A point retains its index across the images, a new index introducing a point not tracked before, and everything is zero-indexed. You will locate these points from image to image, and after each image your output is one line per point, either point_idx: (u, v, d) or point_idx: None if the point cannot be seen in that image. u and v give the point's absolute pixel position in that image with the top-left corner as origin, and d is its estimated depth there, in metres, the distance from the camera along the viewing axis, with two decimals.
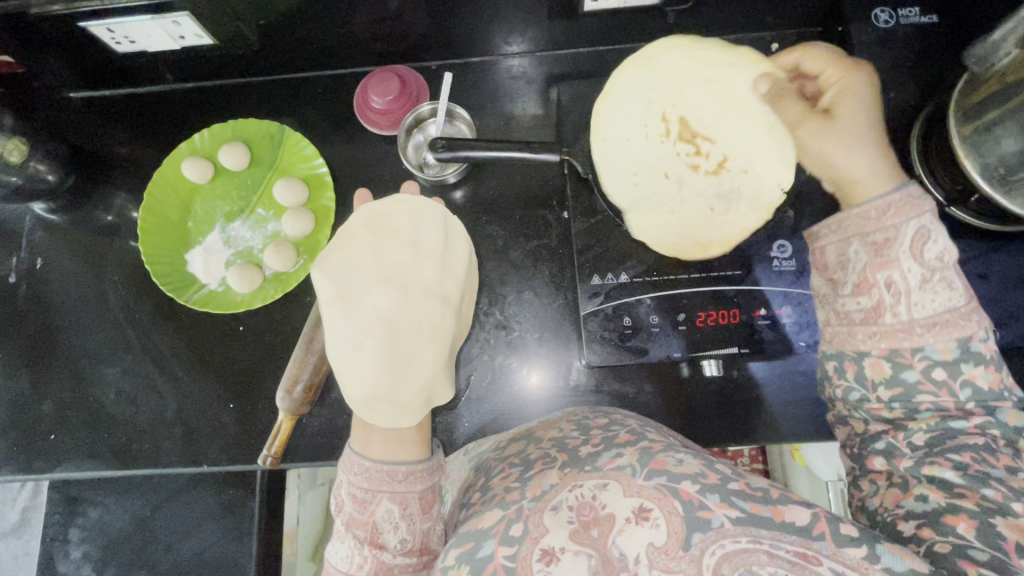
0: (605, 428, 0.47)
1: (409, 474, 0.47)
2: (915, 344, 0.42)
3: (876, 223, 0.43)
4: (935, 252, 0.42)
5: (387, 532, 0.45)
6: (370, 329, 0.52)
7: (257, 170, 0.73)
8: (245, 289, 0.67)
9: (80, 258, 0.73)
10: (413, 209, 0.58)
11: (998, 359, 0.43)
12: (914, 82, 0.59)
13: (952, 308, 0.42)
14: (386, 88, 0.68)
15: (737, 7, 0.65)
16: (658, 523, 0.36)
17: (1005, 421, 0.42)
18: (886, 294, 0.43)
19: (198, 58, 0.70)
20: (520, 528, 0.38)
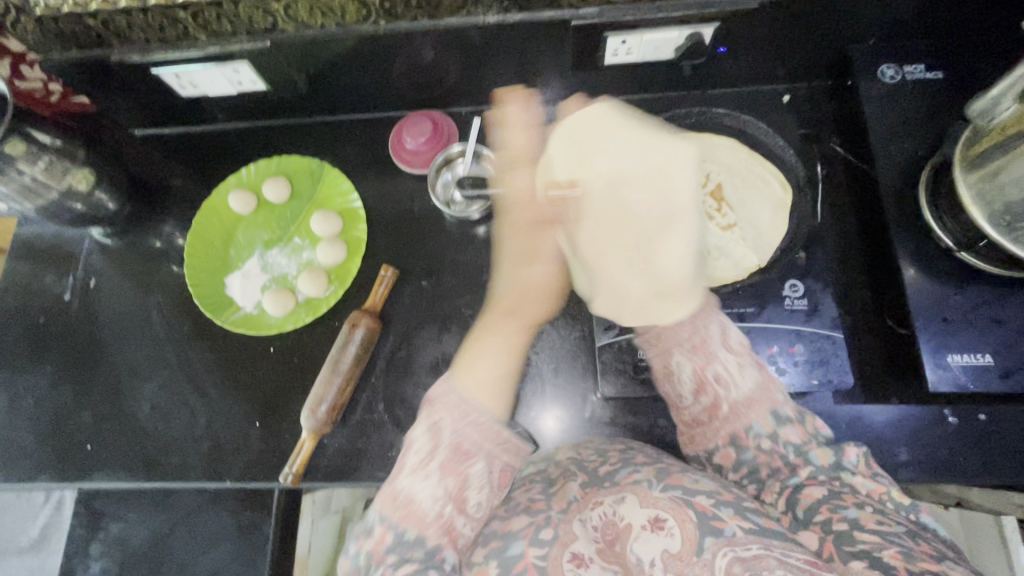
0: (623, 450, 0.54)
1: (445, 420, 0.47)
2: (747, 424, 0.54)
3: (691, 331, 0.58)
4: (736, 340, 0.57)
5: (422, 507, 0.46)
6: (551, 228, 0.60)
7: (296, 203, 0.78)
8: (278, 312, 0.71)
9: (129, 278, 0.79)
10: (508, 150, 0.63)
11: (801, 416, 0.54)
12: (921, 133, 0.62)
13: (757, 386, 0.55)
14: (419, 130, 0.75)
15: (748, 62, 0.69)
16: (673, 532, 0.43)
17: (821, 462, 0.52)
18: (716, 388, 0.55)
19: (251, 101, 0.78)
20: (550, 532, 0.45)
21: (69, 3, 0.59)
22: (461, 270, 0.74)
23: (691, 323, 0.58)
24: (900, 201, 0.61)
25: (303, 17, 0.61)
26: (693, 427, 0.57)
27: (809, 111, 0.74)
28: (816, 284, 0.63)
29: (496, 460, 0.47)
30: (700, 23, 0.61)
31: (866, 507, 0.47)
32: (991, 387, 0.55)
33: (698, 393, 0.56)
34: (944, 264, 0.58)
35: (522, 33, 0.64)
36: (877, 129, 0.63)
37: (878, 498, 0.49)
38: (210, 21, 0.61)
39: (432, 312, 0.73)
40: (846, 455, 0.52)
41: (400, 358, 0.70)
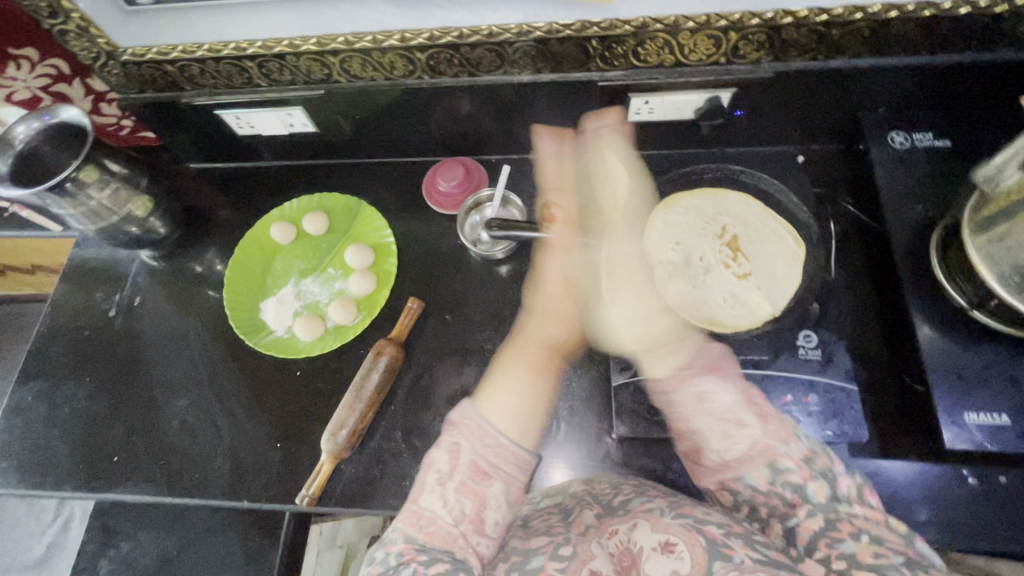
0: (637, 487, 0.56)
1: (466, 442, 0.53)
2: (735, 474, 0.52)
3: (676, 382, 0.59)
4: (732, 392, 0.57)
5: (446, 523, 0.50)
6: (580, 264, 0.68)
7: (333, 236, 0.84)
8: (309, 337, 0.75)
9: (171, 299, 0.83)
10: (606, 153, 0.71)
11: (807, 459, 0.52)
12: (932, 197, 0.64)
13: (754, 440, 0.53)
14: (452, 174, 0.81)
15: (762, 125, 0.74)
16: (683, 555, 0.43)
17: (817, 497, 0.49)
18: (698, 438, 0.56)
19: (299, 142, 0.85)
20: (570, 550, 0.47)
21: (152, 52, 0.66)
22: (483, 306, 0.77)
23: (677, 374, 0.60)
24: (912, 260, 0.62)
25: (355, 71, 0.69)
26: (690, 462, 0.57)
27: (822, 172, 0.77)
28: (830, 336, 0.65)
29: (515, 479, 0.53)
30: (717, 88, 0.66)
31: (862, 537, 0.47)
32: (1010, 448, 0.55)
33: (680, 438, 0.58)
34: (957, 323, 0.59)
35: (552, 92, 0.70)
36: (887, 191, 0.66)
37: (877, 524, 0.48)
38: (272, 71, 0.69)
39: (453, 346, 0.75)
40: (840, 487, 0.50)
41: (420, 388, 0.73)
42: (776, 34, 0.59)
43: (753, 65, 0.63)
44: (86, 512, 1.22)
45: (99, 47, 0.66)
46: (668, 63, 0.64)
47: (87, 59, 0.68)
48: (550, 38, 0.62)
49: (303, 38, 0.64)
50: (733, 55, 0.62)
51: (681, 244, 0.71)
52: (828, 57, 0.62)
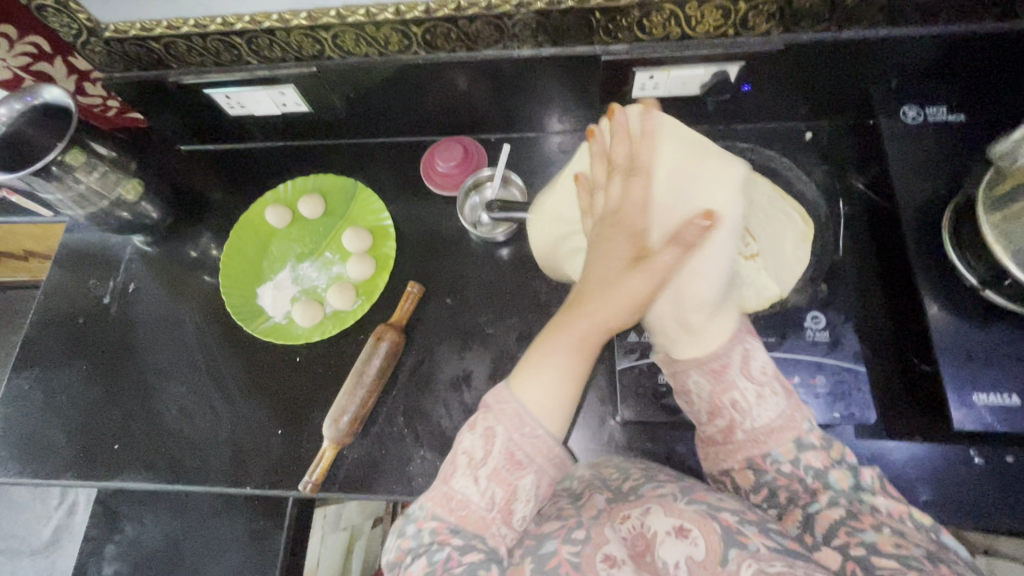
0: (644, 470, 0.56)
1: (501, 426, 0.48)
2: (762, 452, 0.52)
3: (717, 355, 0.54)
4: (758, 365, 0.54)
5: (479, 508, 0.47)
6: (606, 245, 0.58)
7: (330, 219, 0.82)
8: (307, 322, 0.73)
9: (166, 286, 0.82)
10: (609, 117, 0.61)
11: (827, 441, 0.52)
12: (945, 173, 0.63)
13: (781, 415, 0.52)
14: (451, 154, 0.79)
15: (771, 100, 0.72)
16: (697, 541, 0.43)
17: (840, 484, 0.50)
18: (732, 413, 0.53)
19: (292, 123, 0.82)
20: (583, 534, 0.47)
21: (136, 28, 0.64)
22: (484, 289, 0.76)
23: (716, 346, 0.55)
24: (923, 239, 0.61)
25: (349, 46, 0.66)
26: (709, 445, 0.56)
27: (830, 148, 0.76)
28: (838, 317, 0.64)
29: (547, 472, 0.48)
30: (725, 61, 0.63)
31: (884, 530, 0.46)
32: (1018, 428, 0.54)
33: (713, 416, 0.54)
34: (969, 301, 0.58)
35: (553, 67, 0.67)
36: (900, 168, 0.64)
37: (900, 518, 0.48)
38: (263, 47, 0.67)
39: (455, 330, 0.74)
40: (863, 476, 0.51)
41: (422, 372, 0.72)
42: (787, 4, 0.57)
43: (763, 37, 0.61)
44: (91, 498, 1.22)
45: (80, 23, 0.63)
46: (674, 36, 0.62)
47: (68, 36, 0.65)
48: (552, 10, 0.59)
49: (293, 12, 0.62)
50: (742, 26, 0.60)
51: None
52: (841, 28, 0.60)
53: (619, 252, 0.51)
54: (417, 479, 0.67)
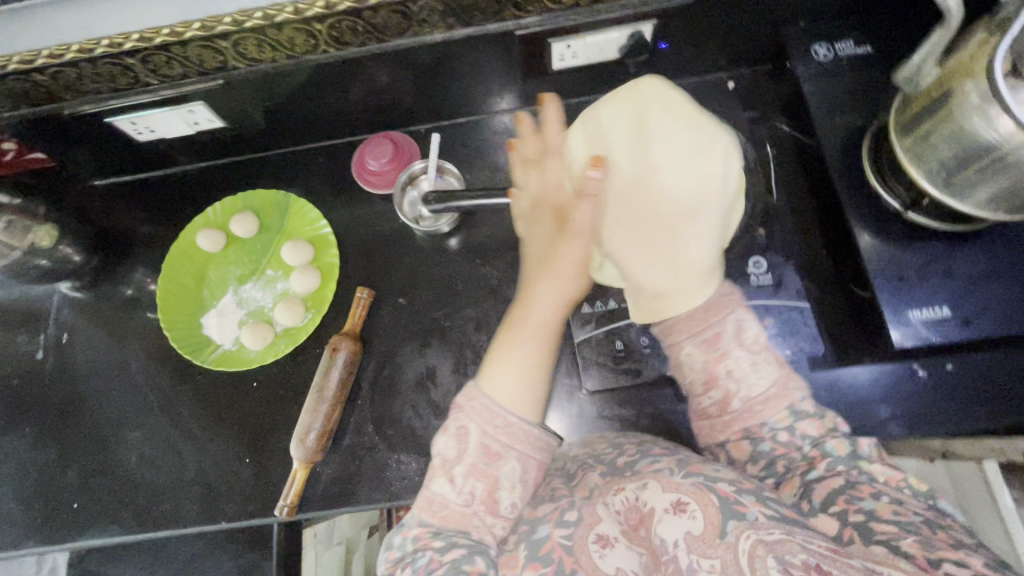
0: (638, 442, 0.55)
1: (472, 424, 0.50)
2: (760, 421, 0.54)
3: (708, 321, 0.59)
4: (751, 335, 0.58)
5: (457, 506, 0.48)
6: (650, 197, 0.57)
7: (266, 236, 0.79)
8: (258, 345, 0.71)
9: (103, 330, 0.78)
10: (631, 88, 0.61)
11: (819, 414, 0.54)
12: (859, 104, 0.65)
13: (774, 384, 0.55)
14: (381, 151, 0.76)
15: (689, 53, 0.72)
16: (695, 514, 0.42)
17: (837, 451, 0.51)
18: (728, 384, 0.56)
19: (210, 140, 0.78)
20: (575, 515, 0.47)
21: (14, 61, 0.58)
22: (435, 283, 0.75)
23: (701, 316, 0.59)
24: (845, 171, 0.63)
25: (252, 53, 0.63)
26: (705, 419, 0.58)
27: (752, 96, 0.77)
28: (777, 259, 0.68)
29: (530, 460, 0.50)
30: (637, 21, 0.63)
31: (883, 497, 0.45)
32: (951, 338, 0.57)
33: (709, 387, 0.57)
34: (895, 226, 0.61)
35: (468, 47, 0.66)
36: (817, 105, 0.66)
37: (898, 486, 0.47)
38: (161, 65, 0.62)
39: (412, 329, 0.73)
40: (862, 445, 0.51)
41: (384, 376, 0.71)
42: None
43: None
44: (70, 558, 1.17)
45: None
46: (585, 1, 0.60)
47: None
48: None
49: (185, 23, 0.57)
50: None
51: None
52: None
53: (546, 230, 0.57)
54: (396, 483, 0.67)
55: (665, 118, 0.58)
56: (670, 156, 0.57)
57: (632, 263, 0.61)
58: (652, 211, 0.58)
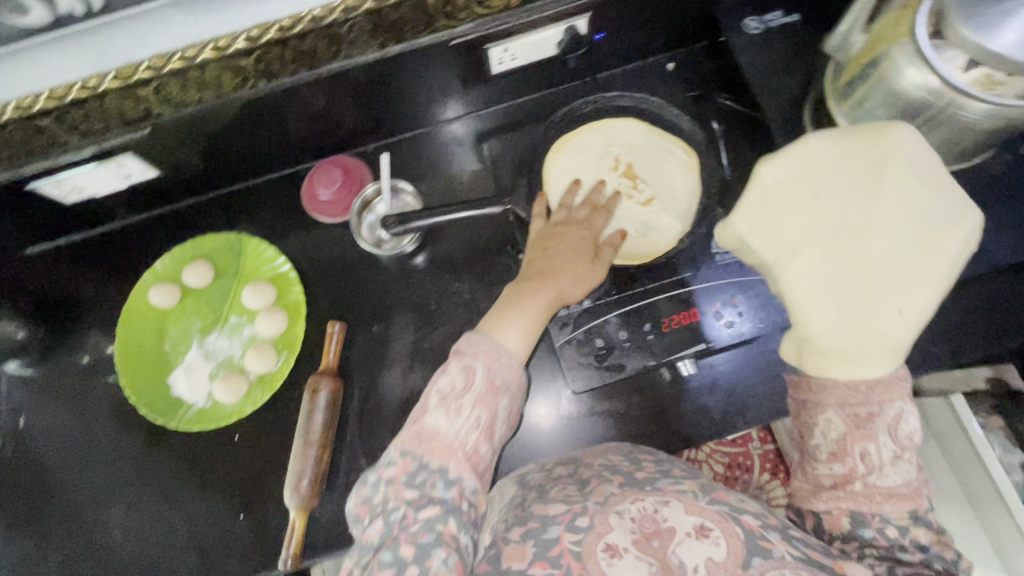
0: (655, 461, 0.55)
1: (479, 361, 0.51)
2: (875, 510, 0.45)
3: (865, 395, 0.46)
4: (908, 430, 0.46)
5: (447, 437, 0.49)
6: (871, 248, 0.45)
7: (223, 281, 0.75)
8: (233, 397, 0.68)
9: (63, 406, 0.73)
10: (881, 127, 0.47)
11: (939, 545, 0.45)
12: (795, 73, 0.66)
13: (911, 482, 0.46)
14: (330, 178, 0.74)
15: (627, 40, 0.72)
16: (718, 541, 0.44)
17: (941, 554, 0.44)
18: (859, 462, 0.46)
19: (146, 190, 0.74)
20: (586, 521, 0.46)
21: None
22: (407, 305, 0.74)
23: (869, 390, 0.46)
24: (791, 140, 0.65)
25: (178, 96, 0.60)
26: (808, 478, 0.49)
27: (693, 74, 0.78)
28: None
29: (517, 402, 0.54)
30: (572, 17, 0.62)
31: None
32: None
33: (834, 457, 0.47)
34: None
35: (404, 63, 0.64)
36: (756, 79, 0.67)
37: None
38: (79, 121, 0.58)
39: (390, 356, 0.72)
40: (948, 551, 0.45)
41: (369, 408, 0.69)
42: None
43: None
44: None
45: None
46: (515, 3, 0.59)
47: None
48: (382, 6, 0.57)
49: (98, 75, 0.54)
50: None
51: (583, 180, 0.70)
52: None
53: (572, 234, 0.62)
54: None
55: (905, 177, 0.46)
56: (891, 219, 0.45)
57: (807, 303, 0.47)
58: (856, 269, 0.46)
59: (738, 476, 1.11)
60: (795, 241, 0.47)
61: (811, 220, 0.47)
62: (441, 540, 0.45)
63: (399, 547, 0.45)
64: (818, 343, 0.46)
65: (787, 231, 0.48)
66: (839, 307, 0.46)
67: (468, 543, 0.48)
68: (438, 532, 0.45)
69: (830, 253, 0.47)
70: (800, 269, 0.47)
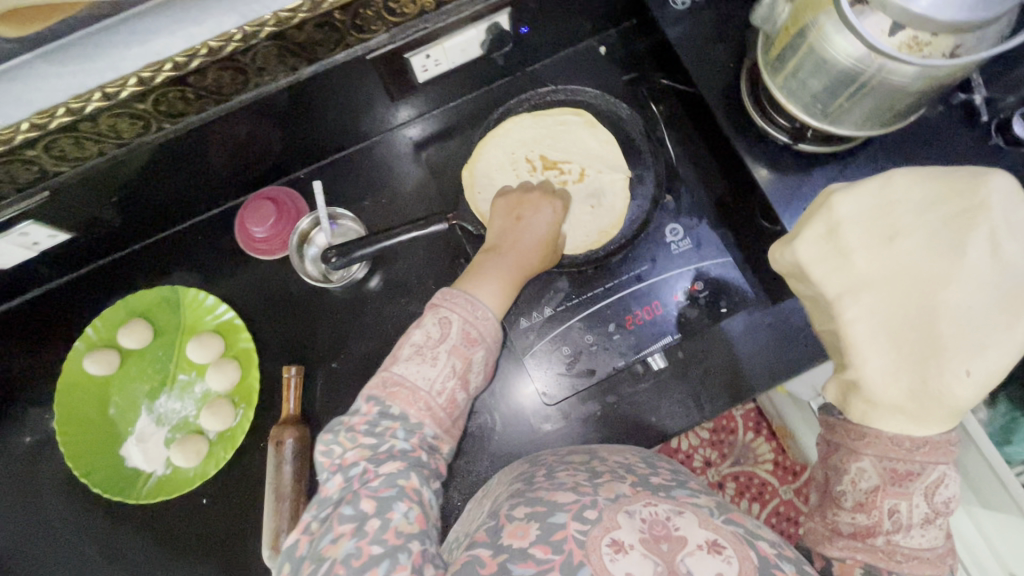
0: (673, 468, 0.54)
1: (455, 316, 0.51)
2: (892, 569, 0.42)
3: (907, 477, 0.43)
4: (946, 496, 0.43)
5: (427, 387, 0.49)
6: (948, 304, 0.41)
7: (164, 339, 0.71)
8: (195, 461, 0.65)
9: (8, 499, 0.68)
10: (972, 178, 0.42)
11: None
12: (726, 46, 0.64)
13: (934, 548, 0.42)
14: (262, 214, 0.69)
15: (553, 29, 0.69)
16: (729, 559, 0.41)
17: None
18: (885, 516, 0.43)
19: (58, 254, 0.67)
20: (594, 514, 0.44)
21: None
22: (365, 336, 0.71)
23: (902, 443, 0.44)
24: (730, 117, 0.63)
25: (74, 152, 0.52)
26: (831, 522, 0.45)
27: (625, 56, 0.76)
28: (692, 222, 0.69)
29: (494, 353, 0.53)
30: (490, 15, 0.59)
31: None
32: None
33: (859, 508, 0.43)
34: (788, 159, 0.61)
35: (318, 82, 0.58)
36: (687, 57, 0.64)
37: None
38: None
39: (355, 391, 0.69)
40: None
41: None
42: None
43: None
44: None
45: None
46: (428, 7, 0.53)
47: None
48: (286, 29, 0.48)
49: None
50: None
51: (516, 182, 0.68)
52: None
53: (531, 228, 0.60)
54: None
55: (996, 233, 0.41)
56: (975, 277, 0.41)
57: (870, 350, 0.43)
58: (931, 325, 0.42)
59: (724, 440, 1.13)
60: (861, 283, 0.44)
61: (881, 266, 0.43)
62: (403, 493, 0.44)
63: (360, 501, 0.43)
64: (869, 392, 0.43)
65: (860, 271, 0.44)
66: (899, 357, 0.43)
67: (431, 498, 0.46)
68: (401, 485, 0.44)
69: (906, 305, 0.42)
70: (862, 312, 0.43)
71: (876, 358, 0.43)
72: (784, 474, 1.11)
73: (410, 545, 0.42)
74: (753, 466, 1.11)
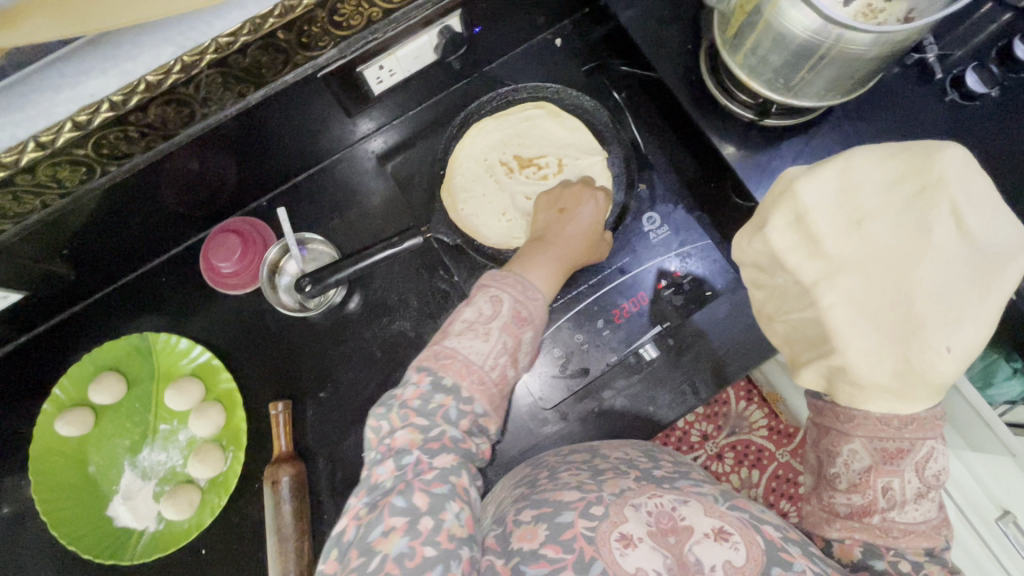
0: (673, 461, 0.52)
1: (507, 292, 0.50)
2: (891, 546, 0.42)
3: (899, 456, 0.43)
4: (937, 468, 0.43)
5: (482, 363, 0.46)
6: (922, 280, 0.41)
7: (138, 390, 0.67)
8: (187, 512, 0.63)
9: None
10: (927, 153, 0.42)
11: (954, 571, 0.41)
12: (682, 27, 0.63)
13: (928, 520, 0.42)
14: (227, 249, 0.67)
15: (507, 26, 0.68)
16: (737, 546, 0.40)
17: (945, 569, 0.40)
18: (879, 493, 0.42)
19: (11, 314, 0.64)
20: (600, 509, 0.42)
21: None
22: (349, 360, 0.69)
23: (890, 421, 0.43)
24: (694, 98, 0.62)
25: (13, 210, 0.49)
26: (828, 506, 0.44)
27: (582, 45, 0.75)
28: (668, 208, 0.69)
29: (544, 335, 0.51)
30: (442, 18, 0.56)
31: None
32: None
33: (851, 488, 0.43)
34: (756, 136, 0.61)
35: (269, 105, 0.55)
36: (644, 42, 0.64)
37: None
38: None
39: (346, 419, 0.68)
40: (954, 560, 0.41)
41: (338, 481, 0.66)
42: None
43: None
44: None
45: None
46: (376, 17, 0.50)
47: None
48: (228, 54, 0.44)
49: None
50: None
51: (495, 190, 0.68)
52: None
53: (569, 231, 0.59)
54: None
55: (957, 206, 0.41)
56: (943, 252, 0.41)
57: (851, 332, 0.43)
58: (907, 303, 0.41)
59: (719, 412, 1.14)
60: (834, 267, 0.44)
61: (851, 247, 0.43)
62: (455, 492, 0.41)
63: (413, 493, 0.40)
64: (854, 374, 0.43)
65: (832, 254, 0.44)
66: (880, 338, 0.42)
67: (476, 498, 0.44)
68: (453, 482, 0.42)
69: (882, 284, 0.42)
70: (837, 295, 0.43)
71: (856, 340, 0.43)
72: (780, 437, 1.12)
73: (461, 550, 0.39)
74: (749, 434, 1.13)
